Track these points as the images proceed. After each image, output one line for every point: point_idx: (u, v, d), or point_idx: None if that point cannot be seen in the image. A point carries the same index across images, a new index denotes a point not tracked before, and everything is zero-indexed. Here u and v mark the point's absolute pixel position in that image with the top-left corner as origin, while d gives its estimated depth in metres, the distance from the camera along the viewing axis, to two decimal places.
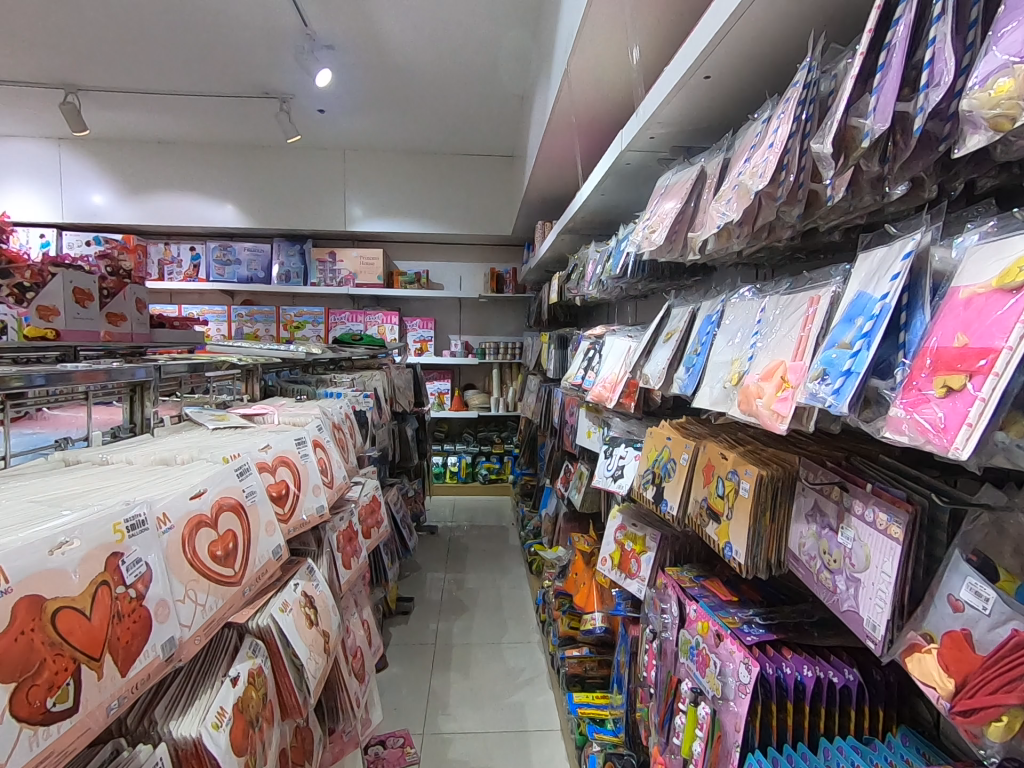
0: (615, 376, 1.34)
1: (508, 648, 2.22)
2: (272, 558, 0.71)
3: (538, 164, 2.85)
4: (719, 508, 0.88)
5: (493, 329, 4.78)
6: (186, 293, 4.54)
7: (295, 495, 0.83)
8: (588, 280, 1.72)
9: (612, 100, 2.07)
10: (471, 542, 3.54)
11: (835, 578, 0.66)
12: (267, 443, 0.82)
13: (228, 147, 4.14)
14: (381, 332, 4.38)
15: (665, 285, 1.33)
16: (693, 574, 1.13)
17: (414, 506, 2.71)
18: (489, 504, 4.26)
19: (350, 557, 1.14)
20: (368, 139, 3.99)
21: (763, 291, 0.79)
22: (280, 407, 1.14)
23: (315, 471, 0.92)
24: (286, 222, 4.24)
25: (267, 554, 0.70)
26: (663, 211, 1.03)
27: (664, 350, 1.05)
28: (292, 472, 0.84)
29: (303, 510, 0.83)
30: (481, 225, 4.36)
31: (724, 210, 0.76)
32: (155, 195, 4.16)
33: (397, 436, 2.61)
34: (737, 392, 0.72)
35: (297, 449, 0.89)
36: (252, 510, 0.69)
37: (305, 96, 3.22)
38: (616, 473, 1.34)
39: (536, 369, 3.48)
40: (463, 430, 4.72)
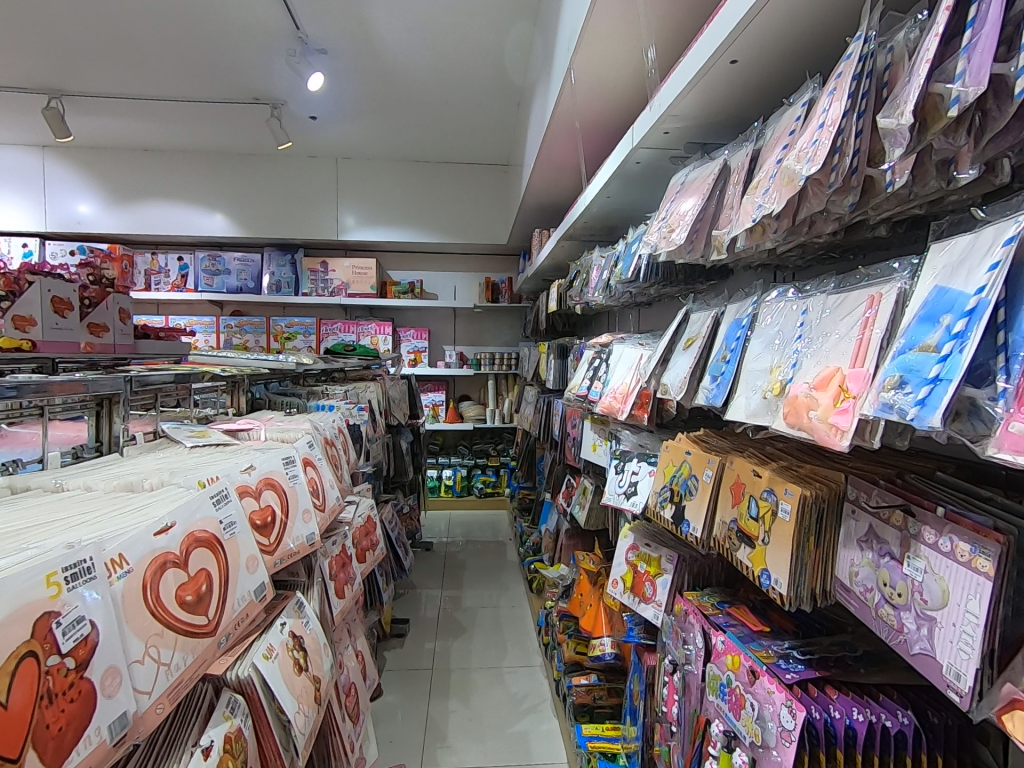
0: (626, 387, 1.27)
1: (509, 672, 2.11)
2: (254, 599, 0.62)
3: (536, 170, 2.80)
4: (753, 531, 0.80)
5: (489, 339, 4.71)
6: (173, 305, 4.43)
7: (282, 523, 0.74)
8: (593, 288, 1.64)
9: (614, 102, 2.02)
10: (468, 558, 3.44)
11: (901, 615, 0.58)
12: (251, 464, 0.73)
13: (219, 155, 4.07)
14: (374, 342, 4.30)
15: (678, 289, 1.26)
16: (716, 600, 1.05)
17: (409, 523, 2.60)
18: (485, 518, 4.16)
19: (344, 584, 1.05)
20: (360, 146, 3.92)
21: (804, 292, 0.72)
22: (265, 423, 1.04)
23: (305, 493, 0.83)
24: (278, 230, 4.16)
25: (248, 595, 0.61)
26: (682, 209, 0.96)
27: (684, 358, 0.97)
28: (279, 495, 0.75)
29: (292, 539, 0.74)
30: (476, 234, 4.30)
31: (761, 202, 0.69)
32: (143, 204, 4.07)
33: (391, 449, 2.51)
34: (782, 402, 0.64)
35: (284, 471, 0.80)
36: (231, 545, 0.60)
37: (298, 102, 3.16)
38: (628, 489, 1.25)
39: (534, 379, 3.40)
40: (458, 443, 4.63)
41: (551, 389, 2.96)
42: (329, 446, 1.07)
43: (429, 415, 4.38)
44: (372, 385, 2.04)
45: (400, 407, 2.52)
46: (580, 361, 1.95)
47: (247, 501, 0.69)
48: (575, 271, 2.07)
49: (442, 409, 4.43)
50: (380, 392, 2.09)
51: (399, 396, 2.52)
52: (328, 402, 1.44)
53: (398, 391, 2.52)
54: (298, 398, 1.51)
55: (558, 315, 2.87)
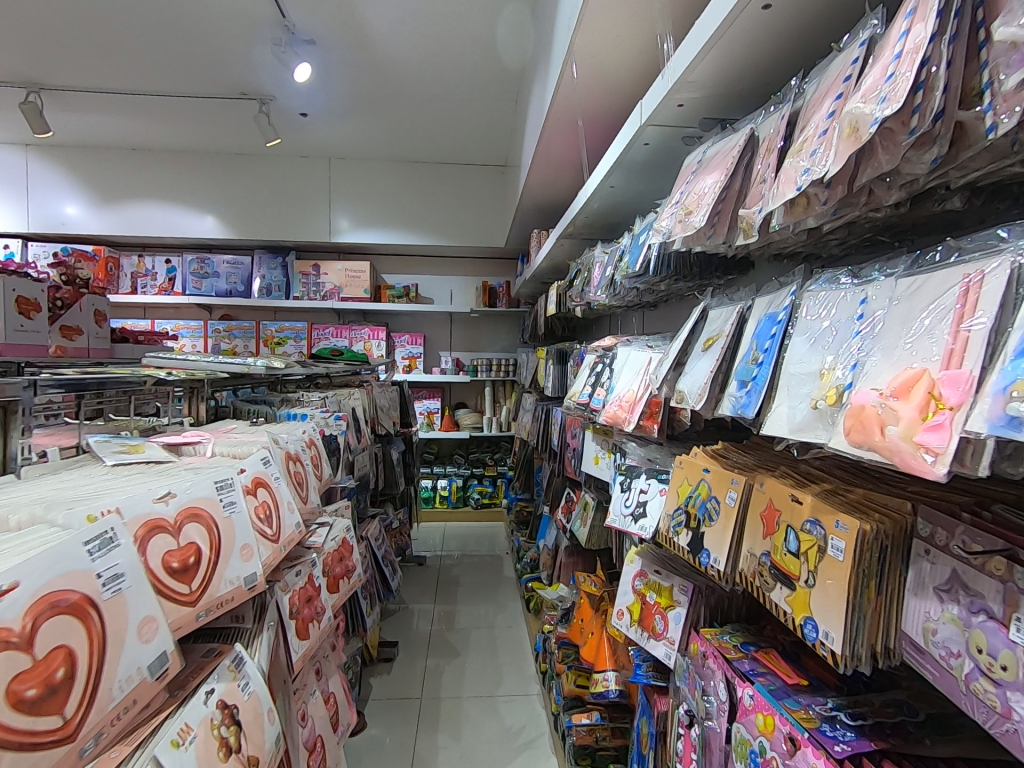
0: (633, 394, 1.13)
1: (504, 703, 1.95)
2: (148, 675, 0.49)
3: (534, 166, 2.67)
4: (792, 568, 0.66)
5: (486, 345, 4.57)
6: (161, 309, 4.30)
7: (208, 566, 0.60)
8: (595, 287, 1.51)
9: (617, 89, 1.89)
10: (462, 573, 3.28)
11: (1008, 696, 0.44)
12: (171, 491, 0.59)
13: (208, 155, 3.96)
14: (367, 348, 4.16)
15: (691, 284, 1.13)
16: (738, 640, 0.91)
17: (399, 539, 2.46)
18: (482, 531, 4.01)
19: (308, 622, 0.91)
20: (353, 145, 3.81)
21: (859, 277, 0.58)
22: (215, 436, 0.90)
23: (251, 521, 0.69)
24: (268, 232, 4.04)
25: (136, 672, 0.48)
26: (701, 188, 0.83)
27: (704, 360, 0.84)
28: (210, 528, 0.62)
29: (223, 584, 0.60)
30: (473, 236, 4.18)
31: (808, 165, 0.56)
32: (130, 205, 3.95)
33: (380, 460, 2.37)
34: (841, 414, 0.50)
35: (216, 497, 0.65)
36: (115, 606, 0.47)
37: (288, 98, 3.05)
38: (636, 512, 1.10)
39: (532, 386, 3.27)
40: (454, 452, 4.48)
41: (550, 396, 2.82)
42: (291, 460, 0.92)
43: (424, 423, 4.23)
44: (356, 391, 1.89)
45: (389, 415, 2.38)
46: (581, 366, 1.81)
47: (159, 541, 0.55)
48: (575, 270, 1.94)
49: (437, 417, 4.28)
50: (365, 398, 1.94)
51: (388, 402, 2.37)
52: (298, 410, 1.29)
53: (388, 397, 2.38)
54: (268, 405, 1.36)
55: (557, 319, 2.74)
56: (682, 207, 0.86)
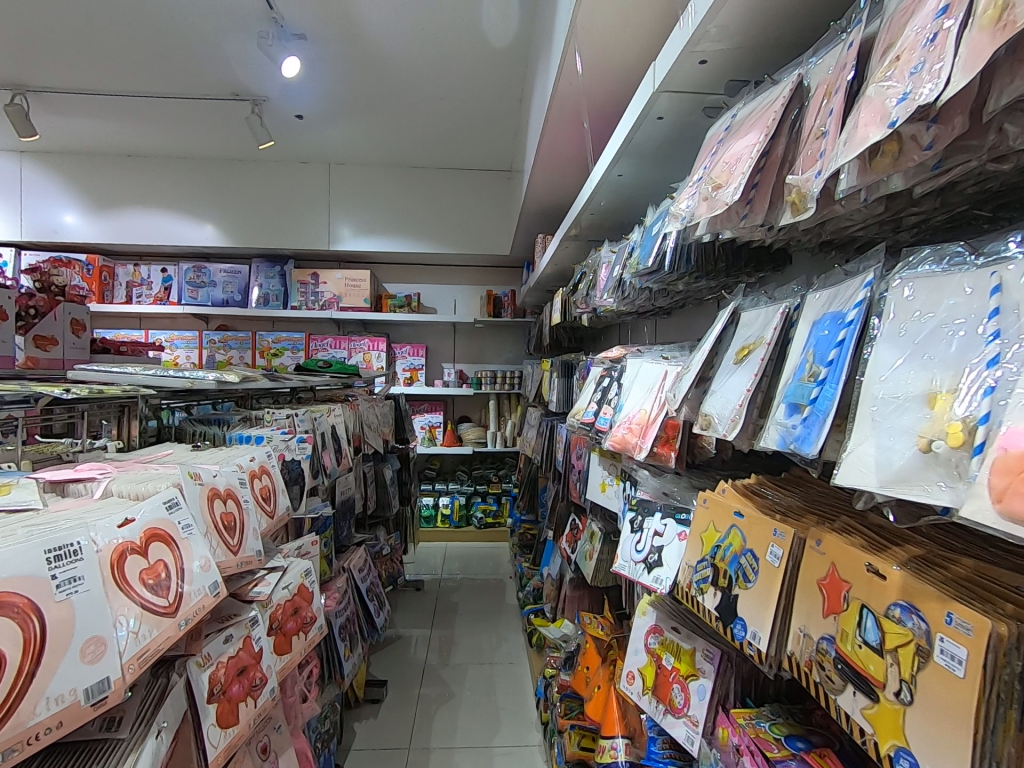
0: (646, 415, 0.94)
1: (500, 756, 1.75)
2: None
3: (537, 166, 2.51)
4: (873, 670, 0.47)
5: (490, 357, 4.40)
6: (157, 319, 4.19)
7: (19, 680, 0.41)
8: (601, 293, 1.33)
9: (625, 76, 1.73)
10: (462, 599, 3.08)
11: None
12: None
13: (204, 161, 3.85)
14: (366, 360, 4.01)
15: (715, 283, 0.95)
16: (782, 732, 0.71)
17: (390, 566, 2.27)
18: (484, 552, 3.81)
19: (239, 705, 0.73)
20: (353, 150, 3.69)
21: (978, 257, 0.39)
22: (121, 468, 0.72)
23: (117, 595, 0.51)
24: (266, 240, 3.92)
25: None
26: (732, 155, 0.65)
27: (736, 374, 0.65)
28: (32, 622, 0.43)
29: (37, 709, 0.42)
30: (477, 244, 4.03)
31: (909, 91, 0.38)
32: (124, 213, 3.86)
33: (369, 479, 2.19)
34: (983, 467, 0.31)
35: (45, 575, 0.46)
36: None
37: (281, 100, 2.93)
38: (649, 559, 0.90)
39: (537, 401, 3.09)
40: (457, 468, 4.30)
41: (555, 411, 2.63)
42: (217, 500, 0.73)
43: (425, 438, 4.06)
44: (337, 406, 1.72)
45: (382, 431, 2.21)
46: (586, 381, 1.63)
47: None
48: (579, 273, 1.77)
49: (439, 432, 4.11)
50: (349, 415, 1.77)
51: (380, 417, 2.20)
52: (253, 430, 1.11)
53: (379, 413, 2.20)
54: (224, 424, 1.19)
55: (562, 329, 2.56)
56: (709, 180, 0.68)
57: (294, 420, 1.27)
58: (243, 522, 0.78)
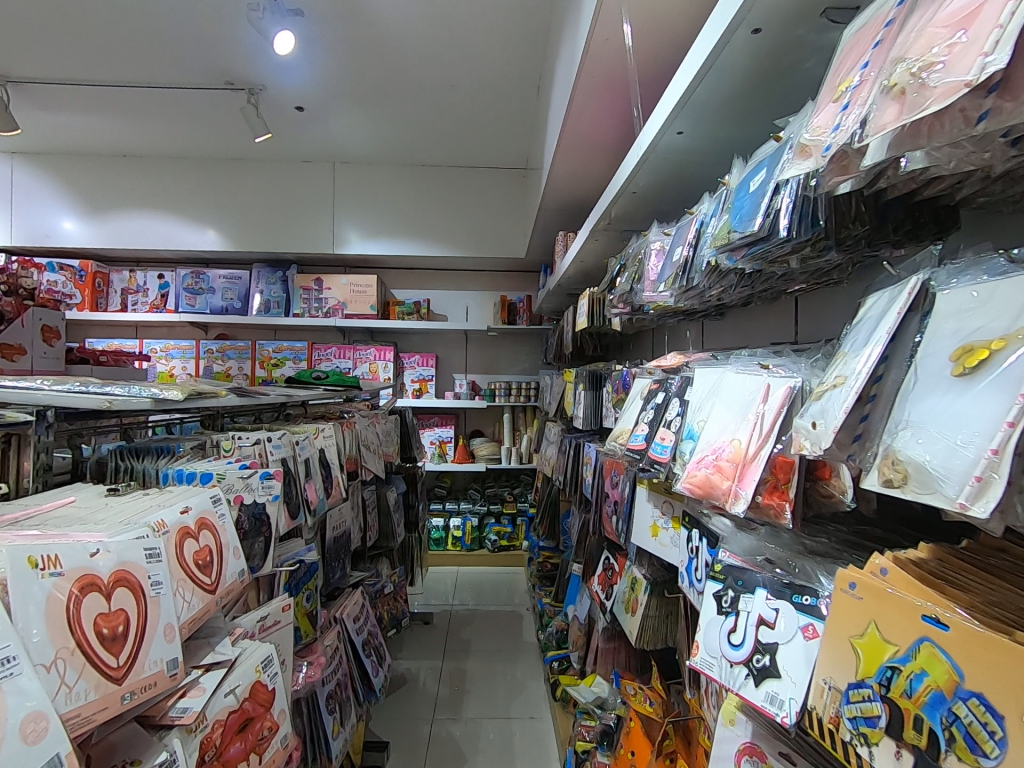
0: (740, 450, 0.66)
1: None
2: None
3: (559, 154, 2.25)
4: None
5: (505, 367, 4.13)
6: (154, 328, 3.99)
7: None
8: (652, 284, 1.06)
9: (667, 33, 1.46)
10: (474, 635, 2.78)
11: None
12: None
13: (203, 161, 3.66)
14: (372, 370, 3.75)
15: (838, 259, 0.67)
16: None
17: (395, 607, 1.98)
18: (499, 579, 3.52)
19: None
20: (358, 146, 3.46)
21: None
22: None
23: None
24: (267, 243, 3.70)
25: None
26: (947, 19, 0.38)
27: (964, 395, 0.37)
28: None
29: None
30: (490, 246, 3.78)
31: None
32: (119, 215, 3.67)
33: (369, 507, 1.92)
34: None
35: None
36: None
37: (280, 89, 2.71)
38: (754, 662, 0.61)
39: (558, 415, 2.81)
40: (469, 486, 4.01)
41: (580, 428, 2.35)
42: (93, 596, 0.49)
43: (435, 454, 3.79)
44: (327, 425, 1.44)
45: (384, 451, 1.94)
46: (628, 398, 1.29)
47: None
48: (613, 268, 1.50)
49: (450, 447, 3.83)
50: (339, 435, 1.49)
51: (382, 434, 1.93)
52: (198, 463, 0.85)
53: (382, 430, 1.93)
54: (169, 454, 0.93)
55: (588, 334, 2.28)
56: (909, 56, 0.39)
57: (261, 446, 1.01)
58: (140, 622, 0.53)
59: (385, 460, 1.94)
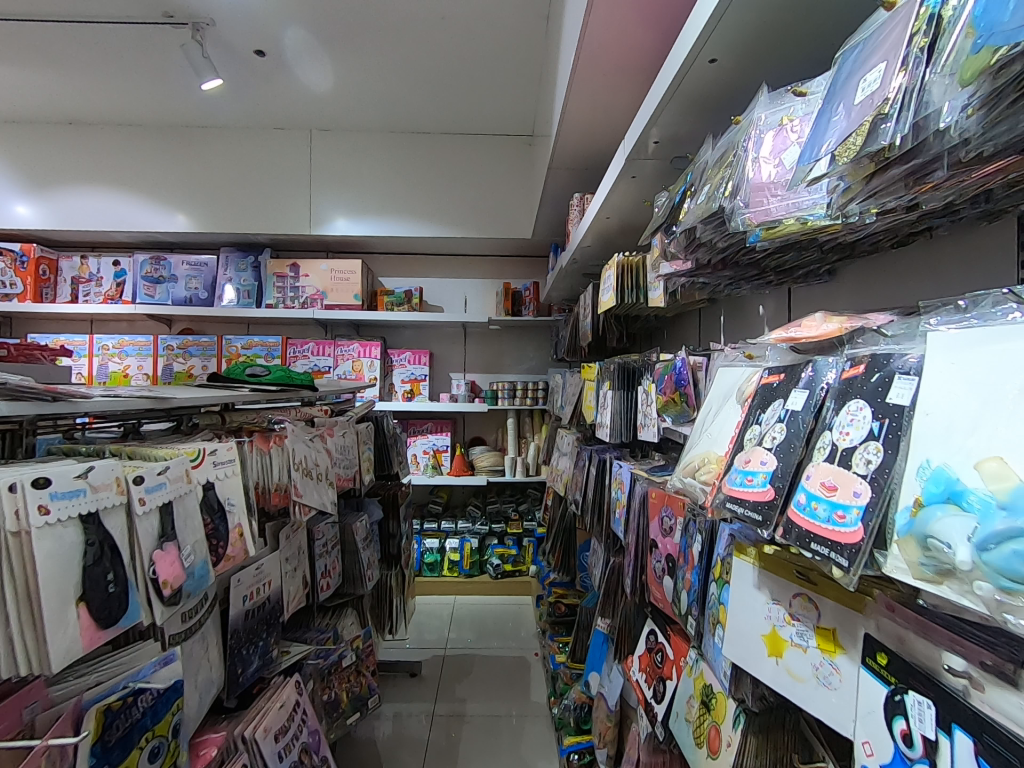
0: None
1: None
2: None
3: (573, 86, 1.75)
4: None
5: (508, 365, 3.63)
6: (111, 322, 3.53)
7: None
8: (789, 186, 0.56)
9: None
10: (470, 690, 2.28)
11: None
12: None
13: (161, 129, 3.20)
14: (356, 369, 3.26)
15: None
16: None
17: (361, 681, 1.47)
18: (503, 613, 3.01)
19: None
20: (336, 107, 2.99)
21: None
22: None
23: None
24: (234, 222, 3.23)
25: None
26: None
27: None
28: None
29: None
30: (491, 225, 3.28)
31: None
32: (65, 192, 3.21)
33: (320, 548, 1.43)
34: None
35: None
36: None
37: (233, 25, 2.27)
38: None
39: (572, 423, 2.31)
40: (468, 501, 3.51)
41: (602, 439, 1.86)
42: None
43: (428, 465, 3.29)
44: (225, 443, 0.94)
45: (345, 472, 1.45)
46: (713, 394, 0.74)
47: None
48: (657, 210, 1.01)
49: (446, 458, 3.33)
50: (245, 457, 1.00)
51: (341, 449, 1.43)
52: None
53: (341, 443, 1.44)
54: None
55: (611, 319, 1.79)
56: None
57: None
58: None
59: (346, 484, 1.45)
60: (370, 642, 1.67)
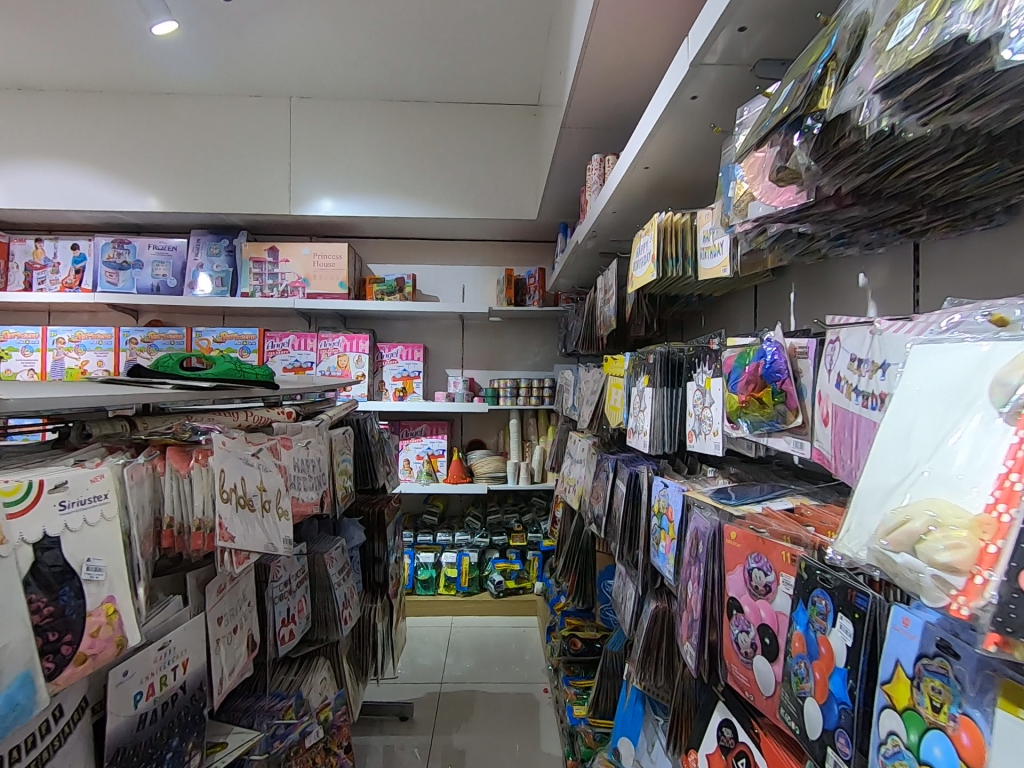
0: None
1: None
2: None
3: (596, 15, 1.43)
4: None
5: (510, 361, 3.31)
6: (71, 313, 3.19)
7: None
8: None
9: None
10: (470, 736, 1.96)
11: None
12: None
13: (122, 96, 2.87)
14: (342, 365, 2.94)
15: None
16: None
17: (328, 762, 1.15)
18: (505, 638, 2.70)
19: None
20: (317, 69, 2.65)
21: None
22: None
23: None
24: (205, 201, 2.90)
25: None
26: None
27: None
28: None
29: None
30: (492, 205, 2.95)
31: None
32: (15, 165, 2.87)
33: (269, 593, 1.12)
34: None
35: None
36: None
37: None
38: None
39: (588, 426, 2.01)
40: (466, 511, 3.19)
41: (628, 449, 1.54)
42: None
43: (422, 472, 2.97)
44: (93, 464, 0.62)
45: (314, 493, 1.12)
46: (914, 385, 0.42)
47: None
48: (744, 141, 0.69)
49: (442, 463, 3.02)
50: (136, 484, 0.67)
51: (307, 463, 1.10)
52: None
53: (308, 456, 1.11)
54: None
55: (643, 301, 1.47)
56: None
57: None
58: None
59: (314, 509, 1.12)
60: (342, 707, 1.34)
